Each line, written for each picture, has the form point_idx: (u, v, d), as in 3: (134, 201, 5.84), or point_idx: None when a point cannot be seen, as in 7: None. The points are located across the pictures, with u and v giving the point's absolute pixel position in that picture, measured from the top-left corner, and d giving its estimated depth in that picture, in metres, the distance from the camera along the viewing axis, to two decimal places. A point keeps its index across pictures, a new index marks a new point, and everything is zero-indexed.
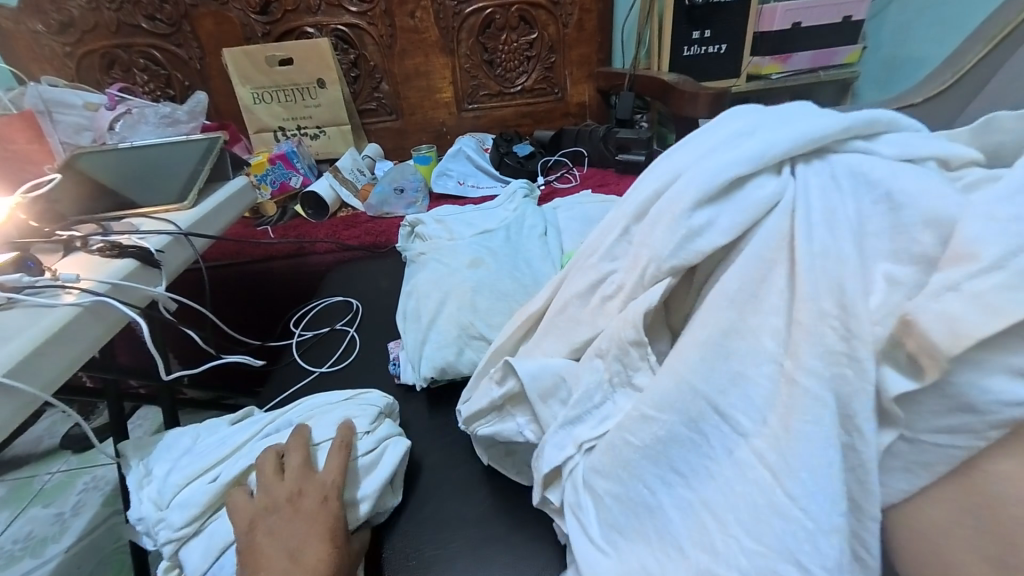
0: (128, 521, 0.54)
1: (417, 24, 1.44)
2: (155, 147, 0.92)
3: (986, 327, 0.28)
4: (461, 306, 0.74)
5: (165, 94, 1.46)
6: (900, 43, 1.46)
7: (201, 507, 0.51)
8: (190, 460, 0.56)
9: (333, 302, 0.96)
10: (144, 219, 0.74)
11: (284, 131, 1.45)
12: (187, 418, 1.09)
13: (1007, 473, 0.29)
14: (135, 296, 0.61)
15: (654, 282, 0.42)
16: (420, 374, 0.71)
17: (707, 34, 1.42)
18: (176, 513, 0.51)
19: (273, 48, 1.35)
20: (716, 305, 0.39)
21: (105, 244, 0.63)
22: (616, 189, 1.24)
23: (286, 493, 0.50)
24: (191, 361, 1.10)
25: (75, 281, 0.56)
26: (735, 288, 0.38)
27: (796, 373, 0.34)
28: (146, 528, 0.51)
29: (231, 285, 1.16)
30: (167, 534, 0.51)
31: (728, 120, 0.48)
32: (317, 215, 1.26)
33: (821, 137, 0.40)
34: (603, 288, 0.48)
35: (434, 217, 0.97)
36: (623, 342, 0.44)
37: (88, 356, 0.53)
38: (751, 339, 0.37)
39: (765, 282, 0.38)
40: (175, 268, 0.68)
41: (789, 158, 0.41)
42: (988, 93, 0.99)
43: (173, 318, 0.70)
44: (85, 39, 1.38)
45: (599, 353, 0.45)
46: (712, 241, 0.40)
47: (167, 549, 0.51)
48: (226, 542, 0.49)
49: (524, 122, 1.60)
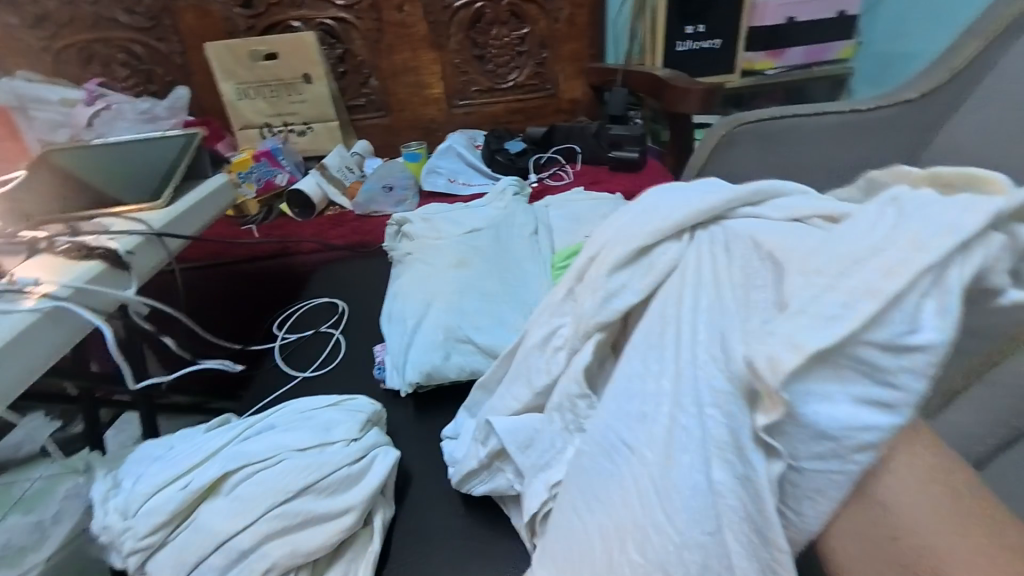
0: (90, 533, 0.50)
1: (406, 18, 1.41)
2: (130, 143, 0.89)
3: (792, 359, 0.30)
4: (448, 308, 0.71)
5: (146, 90, 1.42)
6: (894, 38, 1.45)
7: (173, 515, 0.48)
8: (161, 468, 0.53)
9: (318, 303, 0.94)
10: (115, 218, 0.71)
11: (269, 128, 1.42)
12: (169, 425, 1.05)
13: (891, 478, 0.29)
14: (102, 300, 0.58)
15: (585, 340, 0.47)
16: (405, 379, 0.69)
17: (701, 29, 1.40)
18: (142, 522, 0.48)
19: (257, 42, 1.32)
20: (628, 356, 0.43)
21: (70, 245, 0.60)
22: (609, 186, 1.22)
23: (264, 505, 0.49)
24: (172, 365, 1.06)
25: (35, 285, 0.53)
26: (647, 333, 0.43)
27: (680, 403, 0.36)
28: (111, 539, 0.48)
29: (215, 286, 1.13)
30: (134, 543, 0.48)
31: (647, 201, 0.53)
32: (304, 214, 1.23)
33: (711, 210, 0.46)
34: (551, 341, 0.51)
35: (421, 215, 0.94)
36: (569, 392, 0.47)
37: (50, 363, 0.51)
38: (653, 382, 0.40)
39: (678, 321, 0.40)
40: (146, 270, 0.65)
41: (688, 228, 0.46)
42: (983, 89, 0.98)
43: (145, 322, 0.67)
44: (62, 33, 1.34)
45: (554, 406, 0.49)
46: (626, 301, 0.45)
47: (132, 563, 0.48)
48: (198, 555, 0.47)
49: (516, 119, 1.58)
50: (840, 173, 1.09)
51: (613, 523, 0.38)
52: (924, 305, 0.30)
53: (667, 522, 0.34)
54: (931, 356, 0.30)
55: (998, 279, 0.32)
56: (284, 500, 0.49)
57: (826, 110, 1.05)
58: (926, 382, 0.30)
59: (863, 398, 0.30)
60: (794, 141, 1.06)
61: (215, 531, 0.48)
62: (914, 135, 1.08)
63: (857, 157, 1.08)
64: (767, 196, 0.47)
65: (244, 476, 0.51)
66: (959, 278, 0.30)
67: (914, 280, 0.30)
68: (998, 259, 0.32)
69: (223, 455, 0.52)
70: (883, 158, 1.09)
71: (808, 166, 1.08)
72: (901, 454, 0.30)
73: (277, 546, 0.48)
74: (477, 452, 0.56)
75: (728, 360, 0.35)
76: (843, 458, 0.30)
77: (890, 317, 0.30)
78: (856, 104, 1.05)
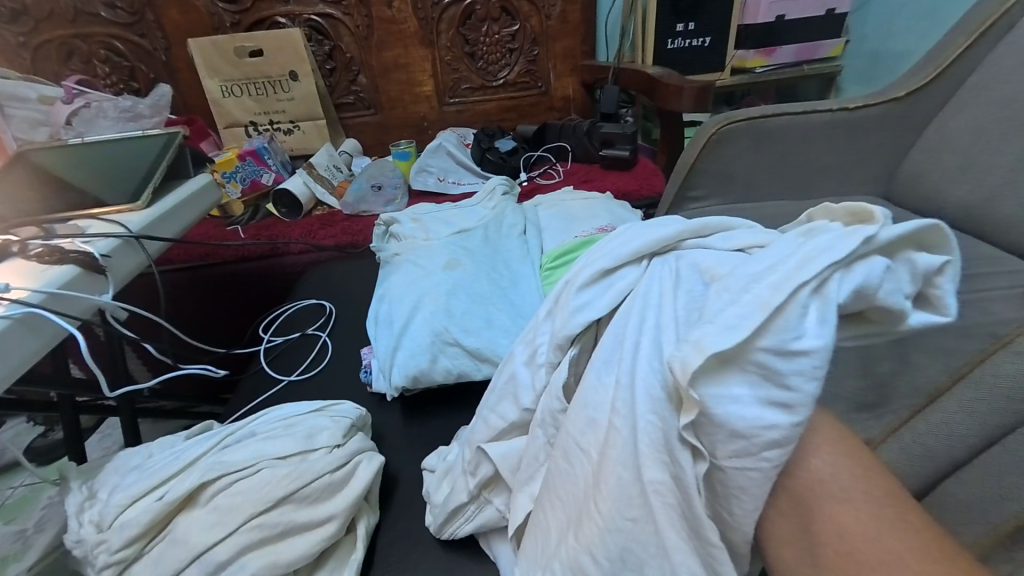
0: (64, 546, 0.49)
1: (395, 14, 1.39)
2: (110, 142, 0.86)
3: (694, 360, 0.29)
4: (434, 310, 0.70)
5: (128, 87, 1.39)
6: (883, 36, 1.46)
7: (149, 526, 0.47)
8: (138, 478, 0.51)
9: (305, 305, 0.92)
10: (92, 220, 0.69)
11: (256, 126, 1.39)
12: (154, 429, 1.04)
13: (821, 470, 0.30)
14: (78, 305, 0.56)
15: (560, 352, 0.44)
16: (391, 383, 0.68)
17: (692, 26, 1.39)
18: (117, 534, 0.47)
19: (242, 38, 1.29)
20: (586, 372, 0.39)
21: (44, 248, 0.58)
22: (600, 185, 1.22)
23: (242, 515, 0.47)
24: (157, 369, 1.04)
25: (6, 290, 0.51)
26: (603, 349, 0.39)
27: (616, 406, 0.35)
28: (84, 553, 0.47)
29: (200, 288, 1.11)
30: (107, 557, 0.46)
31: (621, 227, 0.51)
32: (291, 214, 1.21)
33: (668, 237, 0.43)
34: (536, 358, 0.48)
35: (410, 215, 0.93)
36: (551, 407, 0.43)
37: (21, 372, 0.49)
38: (603, 391, 0.37)
39: (622, 338, 0.38)
40: (124, 274, 0.63)
41: (648, 253, 0.44)
42: (969, 88, 0.99)
43: (125, 327, 0.65)
44: (40, 28, 1.30)
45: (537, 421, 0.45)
46: (589, 316, 0.42)
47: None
48: (175, 567, 0.46)
49: (508, 117, 1.57)
50: (829, 171, 1.10)
51: (567, 515, 0.37)
52: (809, 312, 0.30)
53: (597, 513, 0.33)
54: (817, 360, 0.29)
55: (885, 297, 0.31)
56: (262, 510, 0.48)
57: (817, 109, 1.05)
58: (819, 386, 0.29)
59: (761, 398, 0.30)
60: (784, 139, 1.06)
61: (194, 544, 0.46)
62: (902, 134, 1.08)
63: (845, 156, 1.09)
64: (720, 225, 0.45)
65: (221, 485, 0.49)
66: (839, 289, 0.30)
67: (796, 291, 0.30)
68: (890, 278, 0.31)
69: (201, 465, 0.51)
70: (872, 156, 1.09)
71: (798, 165, 1.09)
72: (822, 450, 0.31)
73: (255, 558, 0.47)
74: (466, 483, 0.52)
75: (657, 364, 0.33)
76: (754, 456, 0.30)
77: (776, 324, 0.30)
78: (845, 102, 1.05)
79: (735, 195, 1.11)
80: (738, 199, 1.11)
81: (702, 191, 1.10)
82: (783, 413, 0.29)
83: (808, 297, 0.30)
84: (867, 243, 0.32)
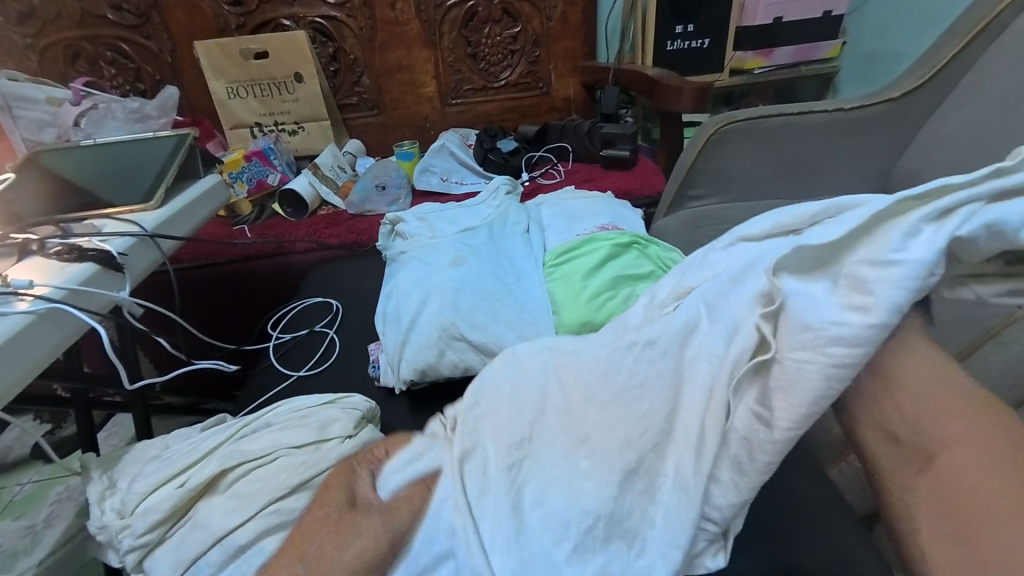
0: (88, 532, 0.51)
1: (398, 16, 1.41)
2: (121, 143, 0.88)
3: (788, 254, 0.43)
4: (441, 306, 0.72)
5: (135, 88, 1.41)
6: (879, 37, 1.48)
7: (171, 510, 0.49)
8: (157, 467, 0.53)
9: (312, 303, 0.94)
10: (107, 219, 0.70)
11: (261, 127, 1.41)
12: (163, 425, 1.05)
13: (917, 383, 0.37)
14: (97, 301, 0.58)
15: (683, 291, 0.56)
16: (401, 376, 0.70)
17: (691, 28, 1.41)
18: (140, 520, 0.49)
19: (247, 40, 1.31)
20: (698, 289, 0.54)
21: (63, 247, 0.59)
22: (601, 184, 1.23)
23: (263, 500, 0.49)
24: (166, 366, 1.06)
25: (29, 286, 0.53)
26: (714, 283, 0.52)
27: (709, 298, 0.52)
28: (109, 538, 0.49)
29: (205, 287, 1.12)
30: (131, 541, 0.48)
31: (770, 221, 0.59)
32: (297, 214, 1.23)
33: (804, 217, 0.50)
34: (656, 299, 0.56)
35: (415, 214, 0.95)
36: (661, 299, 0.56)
37: (44, 365, 0.51)
38: (716, 296, 0.51)
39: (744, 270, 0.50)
40: (140, 271, 0.65)
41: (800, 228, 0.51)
42: (963, 89, 1.01)
43: (140, 323, 0.67)
44: (47, 30, 1.32)
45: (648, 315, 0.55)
46: (724, 259, 0.55)
47: (130, 560, 0.48)
48: (194, 552, 0.47)
49: (509, 117, 1.59)
50: (825, 170, 1.12)
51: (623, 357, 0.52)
52: (918, 233, 0.38)
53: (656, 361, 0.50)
54: (909, 272, 0.37)
55: (1011, 229, 0.36)
56: (280, 495, 0.49)
57: (814, 109, 1.06)
58: (905, 293, 0.37)
59: (847, 304, 0.39)
60: (782, 139, 1.08)
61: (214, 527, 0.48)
62: (897, 134, 1.10)
63: (842, 155, 1.11)
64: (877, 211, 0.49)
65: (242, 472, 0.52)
66: (962, 221, 0.37)
67: (904, 221, 0.39)
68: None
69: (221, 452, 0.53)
70: (867, 155, 1.11)
71: (796, 164, 1.11)
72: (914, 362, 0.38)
73: (271, 542, 0.47)
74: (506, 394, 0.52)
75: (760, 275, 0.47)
76: (817, 348, 0.38)
77: (883, 242, 0.39)
78: (842, 103, 1.07)
79: (734, 194, 1.13)
80: (737, 198, 1.13)
81: (702, 190, 1.11)
82: (864, 312, 0.38)
83: (908, 230, 0.38)
84: (982, 195, 0.39)
